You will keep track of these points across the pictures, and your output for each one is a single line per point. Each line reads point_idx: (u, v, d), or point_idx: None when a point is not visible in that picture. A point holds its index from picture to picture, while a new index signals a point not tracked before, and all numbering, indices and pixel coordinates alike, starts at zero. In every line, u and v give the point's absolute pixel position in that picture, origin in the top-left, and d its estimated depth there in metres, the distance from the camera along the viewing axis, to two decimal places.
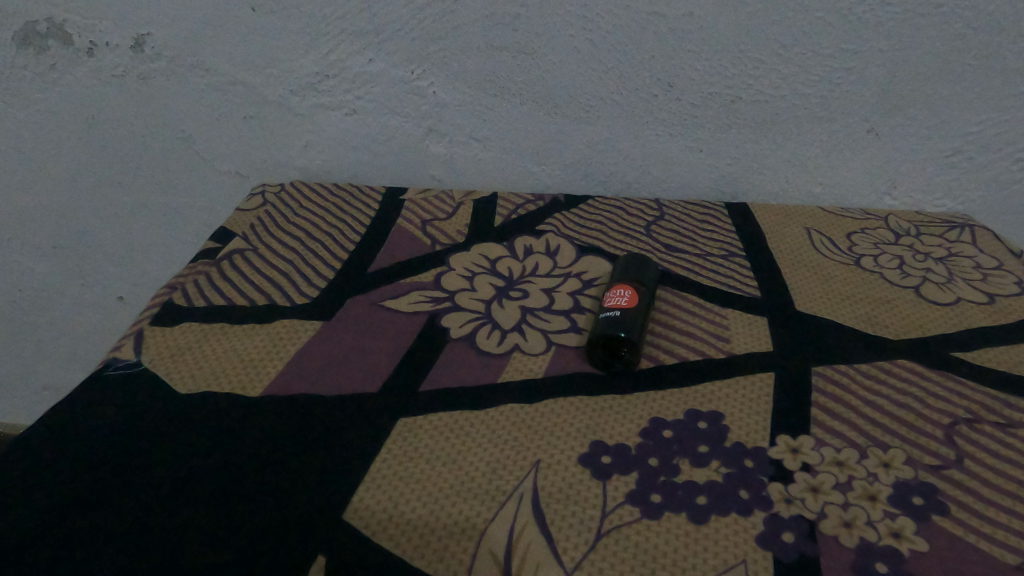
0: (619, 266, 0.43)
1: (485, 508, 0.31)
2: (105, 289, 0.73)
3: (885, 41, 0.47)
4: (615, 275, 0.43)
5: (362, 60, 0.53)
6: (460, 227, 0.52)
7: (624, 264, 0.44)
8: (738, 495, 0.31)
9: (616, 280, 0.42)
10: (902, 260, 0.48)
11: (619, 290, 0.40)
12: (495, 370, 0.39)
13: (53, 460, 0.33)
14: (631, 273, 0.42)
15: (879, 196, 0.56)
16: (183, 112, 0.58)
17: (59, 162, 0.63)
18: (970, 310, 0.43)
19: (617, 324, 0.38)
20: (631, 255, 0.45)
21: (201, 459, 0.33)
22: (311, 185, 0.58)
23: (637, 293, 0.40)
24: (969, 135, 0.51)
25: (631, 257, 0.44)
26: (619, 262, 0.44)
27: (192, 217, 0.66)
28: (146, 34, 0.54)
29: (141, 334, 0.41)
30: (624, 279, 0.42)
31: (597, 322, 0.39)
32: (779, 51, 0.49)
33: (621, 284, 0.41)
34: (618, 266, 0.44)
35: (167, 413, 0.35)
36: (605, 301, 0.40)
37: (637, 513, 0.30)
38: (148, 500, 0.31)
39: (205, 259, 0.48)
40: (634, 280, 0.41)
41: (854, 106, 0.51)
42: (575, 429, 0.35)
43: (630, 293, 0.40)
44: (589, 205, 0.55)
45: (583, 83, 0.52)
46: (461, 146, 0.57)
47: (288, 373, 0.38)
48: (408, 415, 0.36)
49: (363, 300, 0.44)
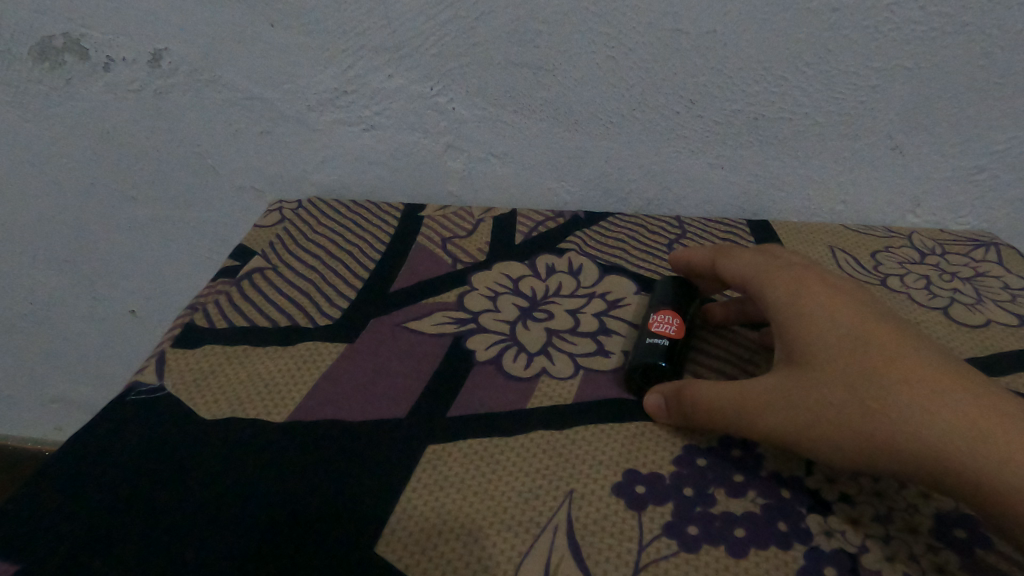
0: (664, 290, 0.42)
1: (519, 542, 0.30)
2: (117, 302, 0.72)
3: (911, 59, 0.47)
4: (662, 294, 0.42)
5: (381, 76, 0.53)
6: (481, 245, 0.52)
7: (671, 289, 0.42)
8: (776, 527, 0.30)
9: (658, 303, 0.41)
10: (928, 280, 0.48)
11: (664, 313, 0.39)
12: (523, 394, 0.38)
13: (81, 488, 0.32)
14: (677, 298, 0.41)
15: (902, 214, 0.56)
16: (199, 127, 0.58)
17: (73, 175, 0.62)
18: (1001, 333, 0.42)
19: (662, 359, 0.37)
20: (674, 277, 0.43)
21: (231, 489, 0.32)
22: (328, 201, 0.58)
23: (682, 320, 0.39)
24: (995, 153, 0.51)
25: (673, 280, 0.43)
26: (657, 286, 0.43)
27: (208, 233, 0.66)
28: (163, 49, 0.54)
29: (163, 356, 0.41)
30: (668, 301, 0.41)
31: (640, 346, 0.38)
32: (803, 68, 0.48)
33: (664, 308, 0.40)
34: (661, 290, 0.42)
35: (193, 440, 0.35)
36: (652, 324, 0.39)
37: (674, 546, 0.30)
38: (174, 534, 0.30)
39: (225, 278, 0.48)
40: (678, 304, 0.40)
41: (878, 124, 0.50)
42: (608, 458, 0.34)
43: (678, 323, 0.39)
44: (609, 222, 0.55)
45: (604, 99, 0.52)
46: (479, 162, 0.57)
47: (314, 397, 0.38)
48: (437, 442, 0.35)
49: (386, 321, 0.44)
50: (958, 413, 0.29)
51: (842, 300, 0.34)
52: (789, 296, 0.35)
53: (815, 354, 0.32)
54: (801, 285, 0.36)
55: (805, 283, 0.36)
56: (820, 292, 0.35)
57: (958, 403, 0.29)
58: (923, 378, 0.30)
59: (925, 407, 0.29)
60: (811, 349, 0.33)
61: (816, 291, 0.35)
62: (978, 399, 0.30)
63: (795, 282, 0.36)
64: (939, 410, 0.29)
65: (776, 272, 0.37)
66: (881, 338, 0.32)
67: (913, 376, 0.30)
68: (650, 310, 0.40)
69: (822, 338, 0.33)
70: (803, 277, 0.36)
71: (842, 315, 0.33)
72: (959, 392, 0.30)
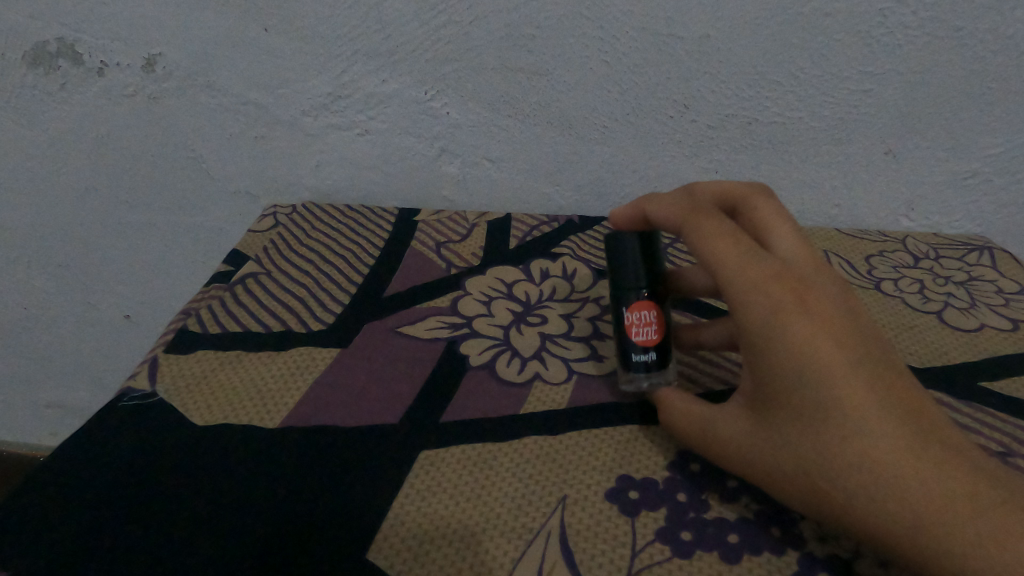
0: (628, 266, 0.37)
1: (512, 547, 0.30)
2: (112, 307, 0.72)
3: (903, 63, 0.47)
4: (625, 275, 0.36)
5: (375, 80, 0.53)
6: (475, 250, 0.52)
7: (640, 264, 0.37)
8: (770, 532, 0.30)
9: (630, 296, 0.36)
10: (922, 284, 0.48)
11: (642, 314, 0.36)
12: (517, 399, 0.38)
13: (70, 494, 0.32)
14: (649, 278, 0.36)
15: (896, 218, 0.56)
16: (193, 132, 0.58)
17: (67, 180, 0.62)
18: (994, 337, 0.42)
19: (652, 376, 0.36)
20: (637, 237, 0.37)
21: (221, 495, 0.32)
22: (323, 206, 0.58)
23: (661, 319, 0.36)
24: (988, 158, 0.51)
25: (633, 248, 0.37)
26: (616, 256, 0.37)
27: (203, 238, 0.65)
28: (158, 54, 0.54)
29: (156, 362, 0.40)
30: (641, 293, 0.36)
31: (624, 355, 0.36)
32: (796, 73, 0.48)
33: (640, 302, 0.36)
34: (624, 266, 0.37)
35: (184, 446, 0.35)
36: (628, 329, 0.36)
37: (667, 552, 0.29)
38: (162, 539, 0.30)
39: (219, 283, 0.48)
40: (652, 291, 0.36)
41: (872, 128, 0.51)
42: (601, 463, 0.34)
43: (655, 324, 0.36)
44: (604, 226, 0.55)
45: (598, 104, 0.52)
46: (474, 167, 0.57)
47: (306, 403, 0.38)
48: (430, 447, 0.35)
49: (380, 326, 0.44)
50: (916, 497, 0.26)
51: (806, 325, 0.30)
52: (745, 319, 0.31)
53: (768, 403, 0.30)
54: (761, 304, 0.30)
55: (769, 295, 0.30)
56: (784, 313, 0.30)
57: (914, 481, 0.27)
58: (877, 448, 0.27)
59: (869, 485, 0.27)
60: (763, 395, 0.30)
61: (781, 314, 0.30)
62: (937, 472, 0.27)
63: (756, 298, 0.31)
64: (887, 490, 0.27)
65: (738, 271, 0.31)
66: (841, 383, 0.29)
67: (866, 445, 0.28)
68: (622, 306, 0.36)
69: (775, 382, 0.30)
70: (768, 283, 0.31)
71: (805, 350, 0.29)
72: (918, 463, 0.27)
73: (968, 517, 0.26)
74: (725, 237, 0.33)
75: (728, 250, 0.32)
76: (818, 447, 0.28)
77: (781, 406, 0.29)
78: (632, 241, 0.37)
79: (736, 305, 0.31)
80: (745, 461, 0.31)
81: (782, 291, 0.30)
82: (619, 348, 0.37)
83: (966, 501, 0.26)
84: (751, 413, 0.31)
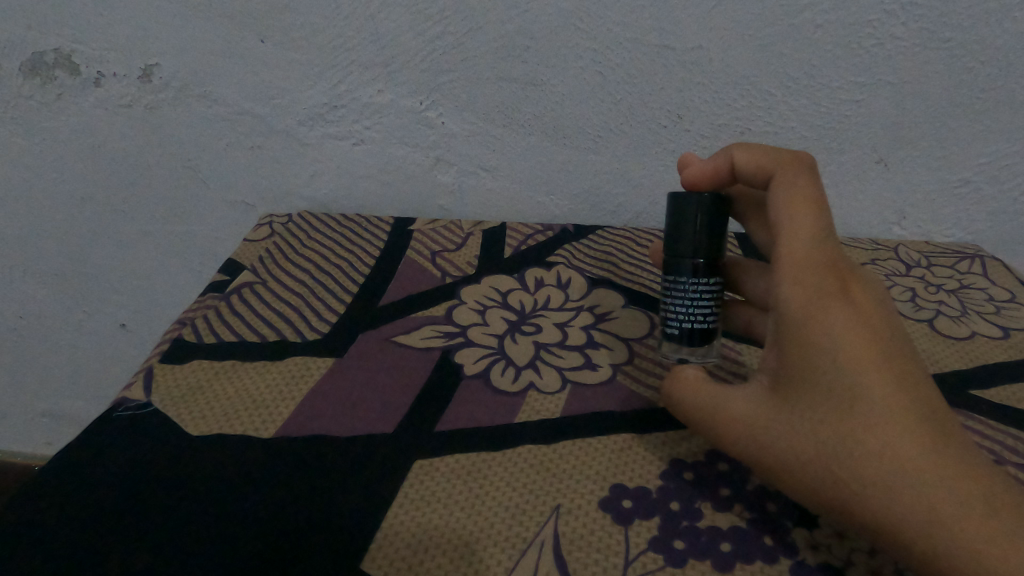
0: (689, 231, 0.35)
1: (506, 557, 0.30)
2: (107, 316, 0.71)
3: (893, 73, 0.48)
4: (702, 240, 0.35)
5: (371, 91, 0.53)
6: (470, 259, 0.52)
7: (701, 231, 0.35)
8: (763, 541, 0.30)
9: (683, 266, 0.35)
10: (915, 292, 0.48)
11: (693, 286, 0.35)
12: (511, 409, 0.38)
13: (63, 505, 0.32)
14: (707, 247, 0.35)
15: (888, 226, 0.56)
16: (190, 142, 0.58)
17: (63, 189, 0.62)
18: (986, 346, 0.43)
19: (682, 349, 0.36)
20: (704, 198, 0.34)
21: (214, 505, 0.32)
22: (319, 216, 0.58)
23: (711, 293, 0.35)
24: (979, 167, 0.51)
25: (697, 208, 0.35)
26: (679, 215, 0.35)
27: (198, 247, 0.65)
28: (155, 65, 0.54)
29: (151, 372, 0.41)
30: (695, 264, 0.35)
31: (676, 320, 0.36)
32: (787, 83, 0.49)
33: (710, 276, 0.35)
34: (685, 228, 0.35)
35: (179, 456, 0.35)
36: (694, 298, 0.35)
37: (661, 561, 0.29)
38: (153, 550, 0.30)
39: (215, 293, 0.48)
40: (706, 266, 0.35)
41: (864, 138, 0.51)
42: (596, 473, 0.34)
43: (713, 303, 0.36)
44: (598, 236, 0.55)
45: (593, 114, 0.52)
46: (469, 176, 0.57)
47: (301, 413, 0.38)
48: (424, 457, 0.35)
49: (375, 335, 0.44)
50: (916, 496, 0.25)
51: (852, 310, 0.28)
52: (790, 292, 0.29)
53: (795, 381, 0.28)
54: (809, 281, 0.29)
55: (822, 274, 0.29)
56: (832, 292, 0.28)
57: (933, 483, 0.25)
58: (901, 443, 0.26)
59: (885, 477, 0.25)
60: (792, 374, 0.29)
61: (828, 295, 0.28)
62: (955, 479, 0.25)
63: (806, 275, 0.29)
64: (903, 486, 0.25)
65: (795, 241, 0.30)
66: (879, 374, 0.27)
67: (892, 438, 0.26)
68: (673, 275, 0.35)
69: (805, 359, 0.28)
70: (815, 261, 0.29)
71: (853, 332, 0.27)
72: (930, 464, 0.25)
73: (980, 529, 0.24)
74: (805, 207, 0.30)
75: (793, 219, 0.30)
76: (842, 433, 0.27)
77: (812, 386, 0.28)
78: (699, 199, 0.35)
79: (782, 276, 0.29)
80: (757, 438, 0.29)
81: (835, 274, 0.29)
82: (665, 314, 0.36)
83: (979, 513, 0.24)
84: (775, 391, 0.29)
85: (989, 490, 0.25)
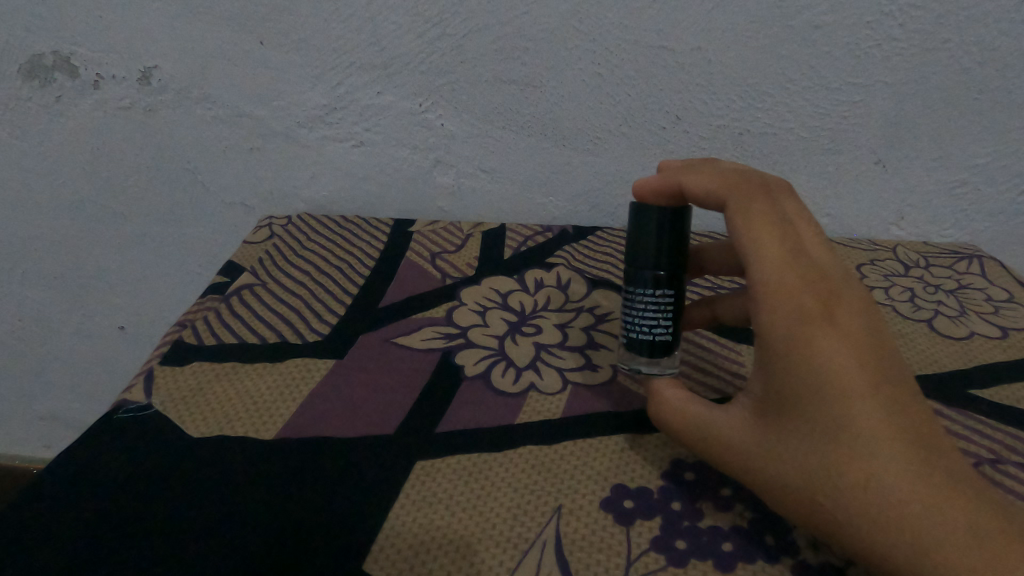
0: (648, 244, 0.35)
1: (508, 558, 0.30)
2: (106, 319, 0.71)
3: (890, 74, 0.48)
4: (661, 251, 0.35)
5: (371, 92, 0.54)
6: (470, 260, 0.52)
7: (659, 241, 0.35)
8: (764, 541, 0.30)
9: (645, 277, 0.35)
10: (913, 293, 0.48)
11: (656, 296, 0.35)
12: (512, 410, 0.38)
13: (64, 507, 0.32)
14: (669, 257, 0.35)
15: (887, 227, 0.56)
16: (189, 143, 0.58)
17: (64, 192, 0.62)
18: (984, 345, 0.43)
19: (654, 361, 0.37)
20: (664, 211, 0.35)
21: (215, 507, 0.32)
22: (318, 218, 0.58)
23: (671, 304, 0.35)
24: (976, 167, 0.52)
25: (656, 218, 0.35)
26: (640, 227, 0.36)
27: (198, 249, 0.65)
28: (154, 67, 0.54)
29: (152, 375, 0.41)
30: (656, 275, 0.35)
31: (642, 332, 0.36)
32: (786, 84, 0.49)
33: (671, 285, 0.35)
34: (644, 240, 0.35)
35: (180, 458, 0.35)
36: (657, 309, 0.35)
37: (662, 561, 0.30)
38: (155, 551, 0.30)
39: (214, 295, 0.48)
40: (668, 278, 0.35)
41: (863, 139, 0.51)
42: (597, 474, 0.34)
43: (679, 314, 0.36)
44: (598, 237, 0.55)
45: (592, 115, 0.53)
46: (469, 178, 0.57)
47: (302, 415, 0.38)
48: (425, 458, 0.35)
49: (376, 337, 0.44)
50: (902, 521, 0.25)
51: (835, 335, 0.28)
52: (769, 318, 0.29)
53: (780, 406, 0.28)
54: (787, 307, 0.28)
55: (794, 298, 0.28)
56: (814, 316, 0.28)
57: (918, 509, 0.25)
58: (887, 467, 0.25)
59: (871, 501, 0.25)
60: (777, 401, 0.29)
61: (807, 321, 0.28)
62: (944, 505, 0.25)
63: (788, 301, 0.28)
64: (889, 510, 0.25)
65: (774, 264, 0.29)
66: (858, 400, 0.27)
67: (874, 465, 0.26)
68: (634, 287, 0.36)
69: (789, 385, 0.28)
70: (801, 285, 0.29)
71: (825, 361, 0.27)
72: (918, 489, 0.25)
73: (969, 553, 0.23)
74: (768, 226, 0.30)
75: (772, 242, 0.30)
76: (826, 464, 0.27)
77: (794, 413, 0.28)
78: (656, 213, 0.35)
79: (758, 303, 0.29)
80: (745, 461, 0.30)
81: (811, 297, 0.28)
82: (627, 324, 0.37)
83: (966, 540, 0.24)
84: (760, 419, 0.29)
85: (975, 511, 0.25)
